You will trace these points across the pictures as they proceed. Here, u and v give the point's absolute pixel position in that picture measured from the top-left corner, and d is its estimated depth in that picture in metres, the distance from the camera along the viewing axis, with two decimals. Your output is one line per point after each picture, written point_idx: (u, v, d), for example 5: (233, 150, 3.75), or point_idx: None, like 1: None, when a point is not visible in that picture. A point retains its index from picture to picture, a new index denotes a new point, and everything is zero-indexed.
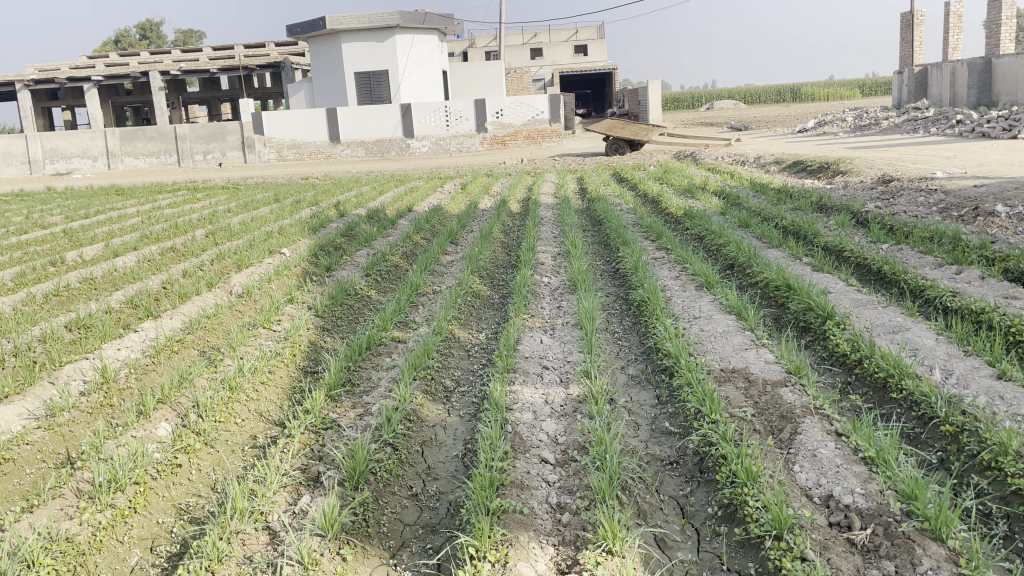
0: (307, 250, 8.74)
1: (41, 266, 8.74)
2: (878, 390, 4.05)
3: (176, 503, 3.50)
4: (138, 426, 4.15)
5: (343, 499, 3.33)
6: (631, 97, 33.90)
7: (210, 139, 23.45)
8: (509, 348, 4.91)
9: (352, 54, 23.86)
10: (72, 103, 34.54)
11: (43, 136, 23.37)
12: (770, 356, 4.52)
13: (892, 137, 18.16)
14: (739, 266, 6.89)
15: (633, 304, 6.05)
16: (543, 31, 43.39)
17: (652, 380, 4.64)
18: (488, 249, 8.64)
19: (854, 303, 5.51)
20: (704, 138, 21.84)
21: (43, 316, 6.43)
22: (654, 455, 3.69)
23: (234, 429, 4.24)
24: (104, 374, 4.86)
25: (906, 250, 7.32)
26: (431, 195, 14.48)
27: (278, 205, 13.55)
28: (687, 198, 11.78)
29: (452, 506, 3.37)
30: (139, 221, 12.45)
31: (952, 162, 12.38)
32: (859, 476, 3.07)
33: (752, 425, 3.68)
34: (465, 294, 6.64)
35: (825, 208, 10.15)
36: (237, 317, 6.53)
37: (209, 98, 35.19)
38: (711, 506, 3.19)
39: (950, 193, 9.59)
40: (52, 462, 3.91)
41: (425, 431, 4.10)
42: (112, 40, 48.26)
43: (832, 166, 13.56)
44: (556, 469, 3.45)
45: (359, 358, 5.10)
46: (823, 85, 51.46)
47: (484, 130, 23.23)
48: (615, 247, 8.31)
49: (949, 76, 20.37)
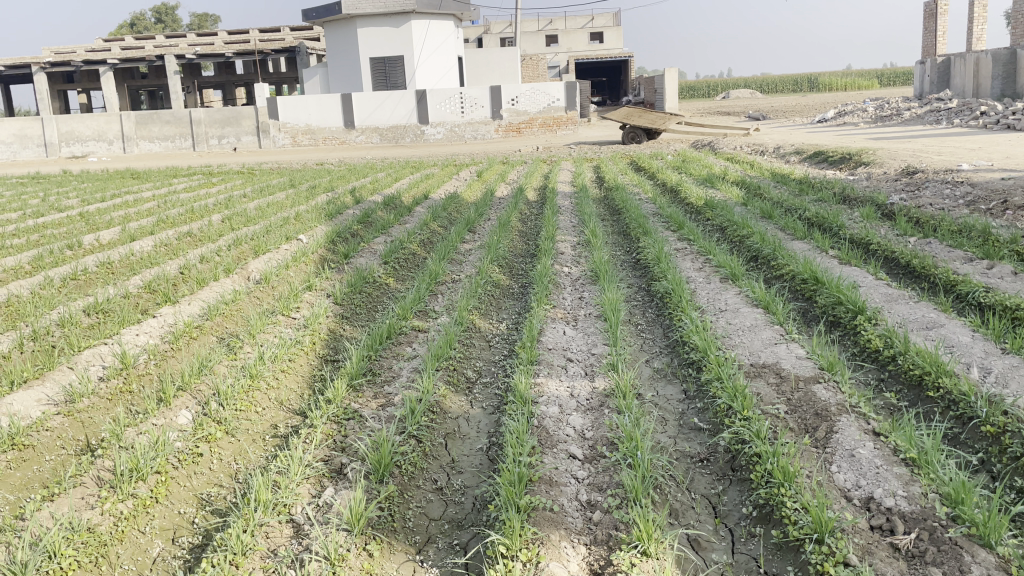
0: (325, 237, 8.68)
1: (58, 250, 8.71)
2: (913, 388, 3.95)
3: (197, 493, 3.45)
4: (158, 413, 4.10)
5: (369, 492, 3.27)
6: (647, 85, 33.66)
7: (225, 123, 23.41)
8: (533, 339, 4.83)
9: (368, 40, 23.73)
10: (88, 86, 34.57)
11: (59, 119, 23.38)
12: (801, 351, 4.42)
13: (914, 128, 17.92)
14: (764, 258, 6.78)
15: (656, 296, 5.95)
16: (559, 17, 43.08)
17: (678, 374, 4.55)
18: (506, 238, 8.56)
19: (884, 298, 5.40)
20: (723, 127, 21.59)
21: (61, 300, 6.39)
22: (684, 452, 3.61)
23: (255, 418, 4.18)
24: (123, 360, 4.81)
25: (934, 244, 7.19)
26: (447, 183, 14.39)
27: (293, 191, 13.51)
28: (707, 188, 11.64)
29: (479, 501, 3.29)
30: (156, 205, 12.41)
31: (977, 154, 12.18)
32: (901, 478, 2.99)
33: (786, 423, 3.60)
34: (485, 284, 6.56)
35: (848, 199, 10.01)
36: (256, 303, 6.48)
37: (224, 82, 35.16)
38: (745, 505, 3.10)
39: (976, 186, 9.43)
40: (72, 450, 3.86)
41: (448, 424, 4.03)
42: (127, 23, 48.27)
43: (854, 156, 13.38)
44: (585, 465, 3.38)
45: (380, 347, 5.03)
46: (841, 74, 50.92)
47: (500, 117, 23.08)
48: (636, 237, 8.20)
49: (972, 66, 20.07)
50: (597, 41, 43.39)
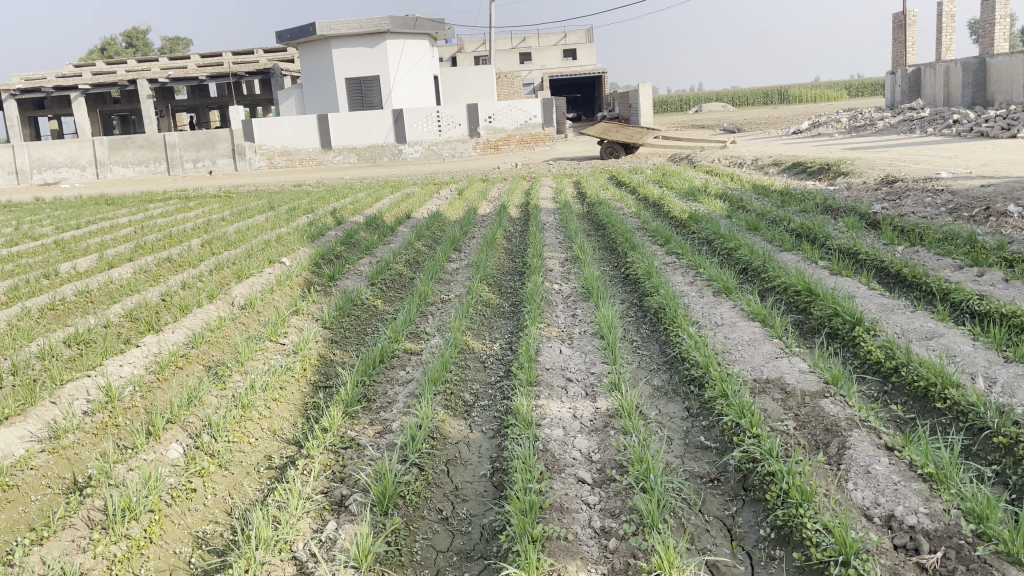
0: (308, 260, 8.56)
1: (34, 279, 8.51)
2: (918, 400, 3.91)
3: (192, 531, 3.32)
4: (148, 448, 3.94)
5: (375, 525, 3.15)
6: (622, 100, 33.90)
7: (200, 147, 23.18)
8: (531, 359, 4.75)
9: (343, 60, 23.66)
10: (59, 112, 34.16)
11: (30, 145, 23.01)
12: (804, 365, 4.37)
13: (888, 137, 18.10)
14: (754, 270, 6.76)
15: (650, 312, 5.88)
16: (533, 35, 43.34)
17: (679, 392, 4.48)
18: (493, 256, 8.48)
19: (880, 308, 5.37)
20: (700, 140, 21.70)
21: (40, 331, 6.22)
22: (692, 472, 3.53)
23: (248, 450, 4.06)
24: (109, 393, 4.65)
25: (922, 253, 7.19)
26: (428, 202, 14.30)
27: (273, 213, 13.34)
28: (689, 201, 11.65)
29: (487, 530, 3.19)
30: (132, 231, 12.21)
31: (954, 162, 12.29)
32: (920, 494, 2.94)
33: (796, 439, 3.54)
34: (476, 303, 6.47)
35: (831, 209, 10.04)
36: (242, 329, 6.34)
37: (197, 105, 34.93)
38: (762, 527, 3.03)
39: (957, 193, 9.49)
40: (59, 489, 3.72)
41: (449, 450, 3.92)
42: (99, 49, 47.93)
43: (833, 167, 13.48)
44: (595, 490, 3.29)
45: (373, 371, 4.92)
46: (811, 86, 51.53)
47: (477, 134, 23.07)
48: (623, 252, 8.16)
49: (942, 76, 20.37)
50: (570, 58, 43.64)
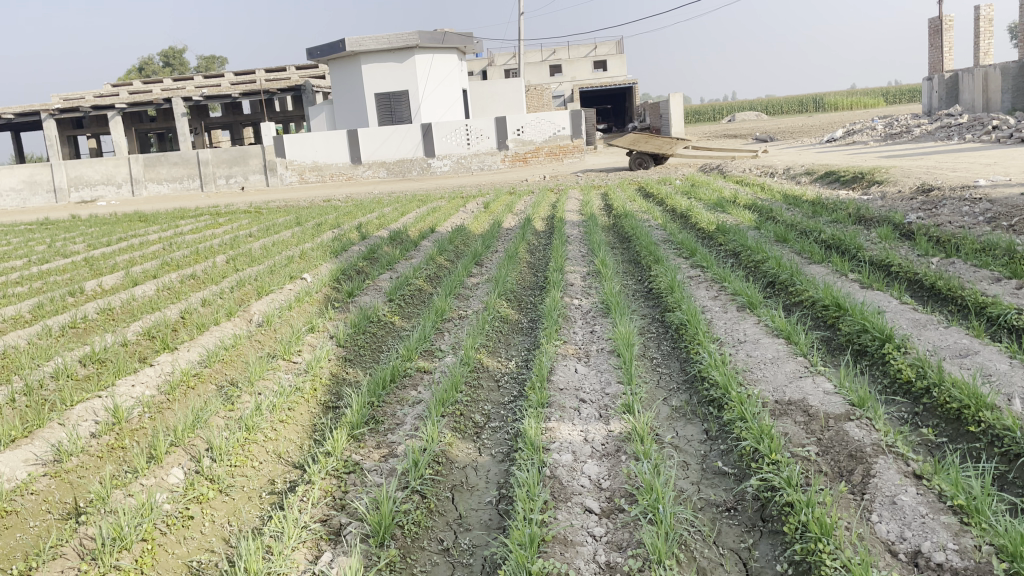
0: (329, 275, 8.50)
1: (59, 297, 8.54)
2: (951, 422, 3.68)
3: (187, 560, 3.22)
4: (149, 472, 3.86)
5: (368, 558, 3.02)
6: (652, 111, 33.67)
7: (232, 163, 23.36)
8: (543, 380, 4.59)
9: (372, 75, 23.77)
10: (96, 131, 34.80)
11: (67, 164, 23.43)
12: (828, 386, 4.16)
13: (925, 145, 17.67)
14: (781, 283, 6.53)
15: (671, 328, 5.71)
16: (562, 47, 43.37)
17: (698, 413, 4.28)
18: (514, 270, 8.35)
19: (912, 324, 5.14)
20: (730, 149, 21.41)
21: (57, 350, 6.18)
22: (708, 500, 3.35)
23: (251, 474, 3.95)
24: (116, 414, 4.59)
25: (958, 264, 6.92)
26: (454, 215, 14.24)
27: (300, 228, 13.35)
28: (717, 212, 11.44)
29: (489, 563, 3.04)
30: (160, 248, 12.28)
31: (993, 169, 11.91)
32: (949, 529, 2.73)
33: (818, 466, 3.34)
34: (492, 319, 6.35)
35: (864, 219, 9.76)
36: (257, 347, 6.26)
37: (231, 122, 35.38)
38: (779, 562, 2.85)
39: (996, 202, 9.15)
40: (60, 514, 3.64)
41: (455, 474, 3.78)
42: (137, 69, 48.94)
43: (867, 175, 13.16)
44: (602, 520, 3.12)
45: (383, 392, 4.80)
46: (846, 94, 50.84)
47: (506, 147, 23.04)
48: (647, 266, 7.96)
49: (980, 81, 19.90)
50: (600, 69, 43.53)
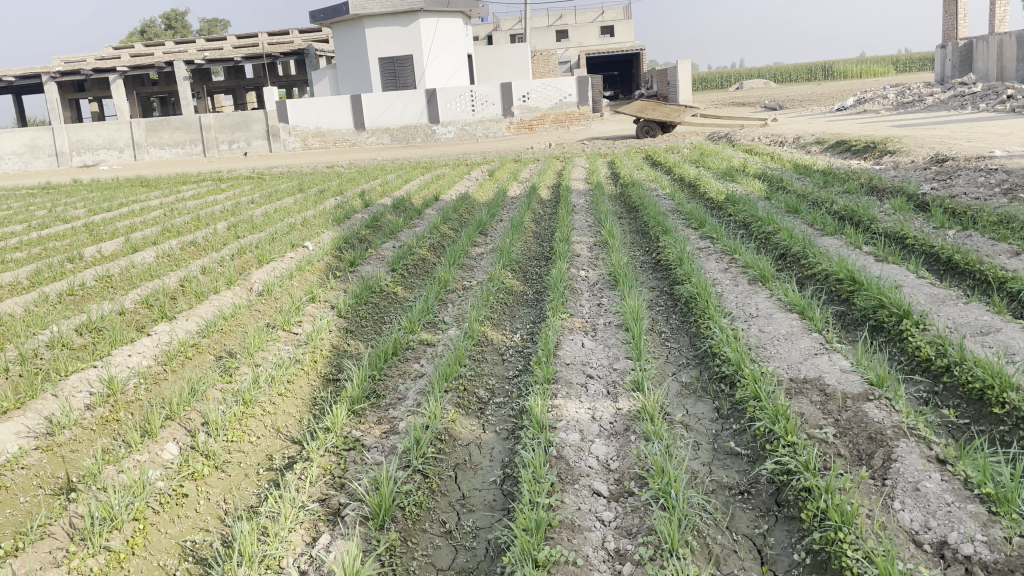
0: (331, 243, 8.34)
1: (58, 263, 8.38)
2: (973, 402, 3.54)
3: (180, 541, 3.12)
4: (142, 447, 3.74)
5: (368, 542, 2.92)
6: (660, 79, 33.18)
7: (235, 128, 23.09)
8: (548, 354, 4.46)
9: (376, 39, 23.37)
10: (98, 94, 34.46)
11: (69, 128, 23.17)
12: (845, 363, 4.01)
13: (938, 114, 17.34)
14: (793, 255, 6.36)
15: (680, 301, 5.56)
16: (569, 12, 42.69)
17: (709, 390, 4.15)
18: (520, 240, 8.18)
19: (930, 299, 4.98)
20: (739, 118, 21.08)
21: (54, 318, 6.04)
22: (720, 483, 3.22)
23: (249, 449, 3.84)
24: (111, 386, 4.46)
25: (974, 237, 6.75)
26: (458, 183, 14.05)
27: (302, 195, 13.15)
28: (727, 182, 11.23)
29: (492, 547, 2.93)
30: (162, 214, 12.10)
31: (1008, 139, 11.67)
32: (977, 518, 2.60)
33: (836, 449, 3.21)
34: (497, 291, 6.20)
35: (877, 190, 9.56)
36: (257, 317, 6.13)
37: (233, 86, 34.93)
38: (797, 550, 2.72)
39: (1012, 172, 8.93)
40: (51, 490, 3.53)
41: (458, 453, 3.66)
42: (138, 33, 48.41)
43: (878, 145, 12.92)
44: (611, 504, 3.01)
45: (385, 364, 4.69)
46: (857, 62, 50.14)
47: (511, 114, 22.72)
48: (656, 237, 7.78)
49: (995, 49, 19.51)
50: (607, 35, 42.91)
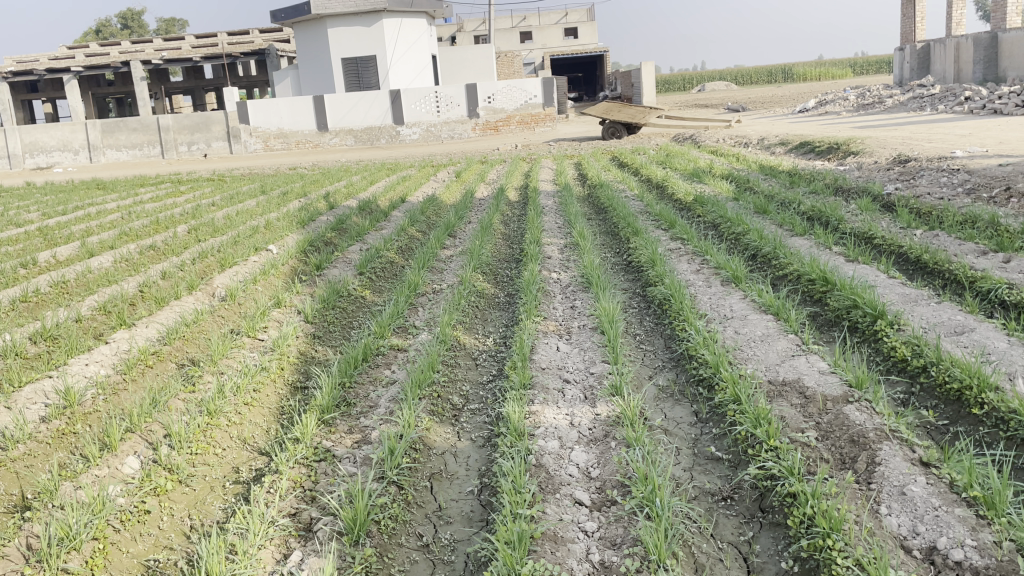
0: (296, 246, 8.14)
1: (10, 269, 8.07)
2: (951, 403, 3.53)
3: (143, 560, 2.97)
4: (101, 462, 3.57)
5: (342, 559, 2.80)
6: (624, 80, 33.27)
7: (195, 129, 22.69)
8: (524, 359, 4.37)
9: (339, 39, 23.09)
10: (51, 95, 33.56)
11: (22, 129, 22.51)
12: (823, 365, 3.98)
13: (897, 116, 17.60)
14: (764, 256, 6.35)
15: (654, 303, 5.49)
16: (533, 14, 42.72)
17: (687, 393, 4.09)
18: (489, 242, 8.08)
19: (903, 299, 4.99)
20: (704, 119, 21.19)
21: (5, 326, 5.79)
22: (703, 489, 3.15)
23: (214, 462, 3.69)
24: (68, 397, 4.27)
25: (941, 237, 6.80)
26: (424, 184, 13.91)
27: (265, 198, 12.90)
28: (694, 182, 11.25)
29: (473, 560, 2.84)
30: (120, 216, 11.77)
31: (968, 140, 11.84)
32: (966, 523, 2.57)
33: (820, 453, 3.16)
34: (469, 293, 6.09)
35: (843, 190, 9.62)
36: (220, 323, 5.96)
37: (192, 87, 34.28)
38: (784, 558, 2.67)
39: (975, 173, 9.05)
40: (4, 508, 3.34)
41: (433, 463, 3.55)
42: (93, 32, 47.37)
43: (842, 146, 13.04)
44: (594, 514, 2.94)
45: (355, 372, 4.56)
46: (815, 64, 50.92)
47: (476, 115, 22.60)
48: (626, 238, 7.73)
49: (952, 52, 19.87)
50: (571, 37, 43.01)
